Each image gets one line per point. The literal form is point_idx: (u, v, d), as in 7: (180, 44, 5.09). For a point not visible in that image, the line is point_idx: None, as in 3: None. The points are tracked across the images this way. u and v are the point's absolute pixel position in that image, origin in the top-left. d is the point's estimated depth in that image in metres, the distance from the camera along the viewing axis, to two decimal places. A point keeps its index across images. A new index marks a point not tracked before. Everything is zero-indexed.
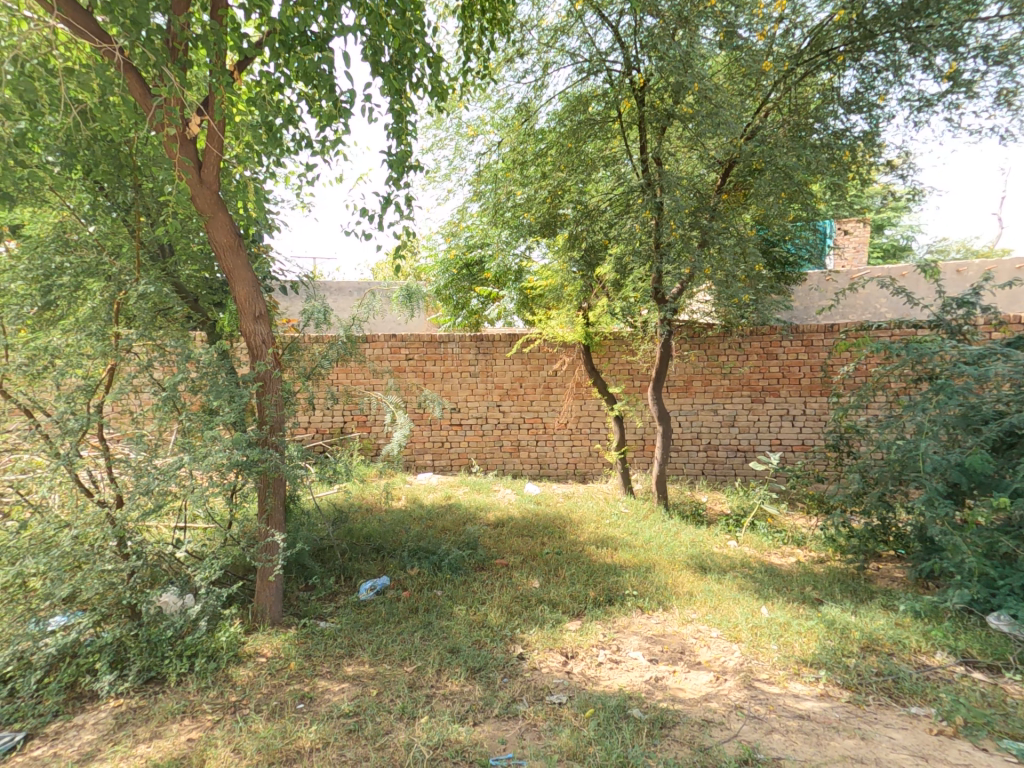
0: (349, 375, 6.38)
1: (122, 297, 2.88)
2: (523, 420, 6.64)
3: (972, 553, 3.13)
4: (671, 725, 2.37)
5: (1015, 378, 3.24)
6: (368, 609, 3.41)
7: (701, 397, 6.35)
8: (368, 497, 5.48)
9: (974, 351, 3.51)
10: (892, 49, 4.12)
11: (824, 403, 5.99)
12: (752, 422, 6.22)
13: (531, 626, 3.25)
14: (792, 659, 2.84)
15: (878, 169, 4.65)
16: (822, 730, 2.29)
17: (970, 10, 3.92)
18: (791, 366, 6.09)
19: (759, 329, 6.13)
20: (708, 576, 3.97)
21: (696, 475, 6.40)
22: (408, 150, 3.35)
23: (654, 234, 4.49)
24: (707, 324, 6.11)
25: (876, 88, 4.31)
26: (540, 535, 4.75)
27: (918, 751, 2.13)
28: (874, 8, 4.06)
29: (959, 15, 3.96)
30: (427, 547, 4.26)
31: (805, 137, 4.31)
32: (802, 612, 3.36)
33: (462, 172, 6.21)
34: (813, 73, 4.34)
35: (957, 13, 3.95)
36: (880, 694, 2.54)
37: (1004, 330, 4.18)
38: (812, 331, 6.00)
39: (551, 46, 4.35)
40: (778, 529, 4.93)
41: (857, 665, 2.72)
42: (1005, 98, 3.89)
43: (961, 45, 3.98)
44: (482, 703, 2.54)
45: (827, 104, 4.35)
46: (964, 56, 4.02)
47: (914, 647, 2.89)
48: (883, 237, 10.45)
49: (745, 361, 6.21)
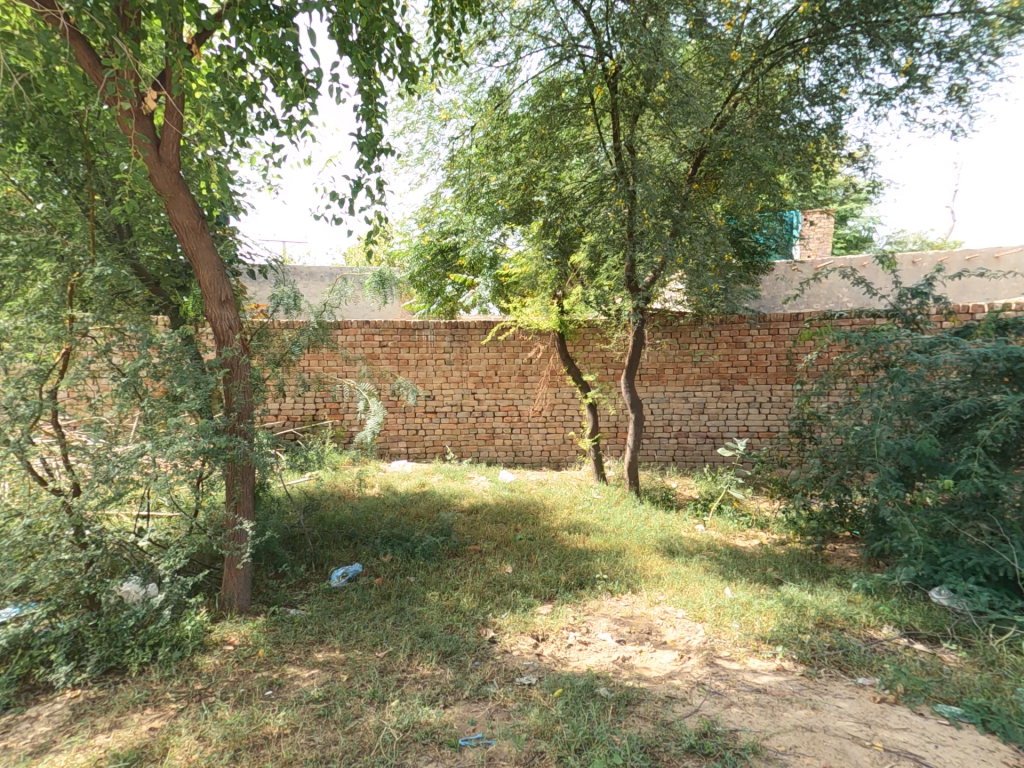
0: (321, 362, 6.30)
1: (76, 279, 2.77)
2: (497, 408, 6.66)
3: (920, 532, 3.30)
4: (635, 702, 2.44)
5: (963, 366, 3.38)
6: (340, 596, 3.40)
7: (672, 385, 6.45)
8: (340, 485, 5.44)
9: (927, 340, 3.65)
10: (853, 43, 4.21)
11: (789, 390, 6.16)
12: (720, 409, 6.36)
13: (503, 610, 3.29)
14: (752, 637, 2.95)
15: (840, 162, 4.76)
16: (776, 702, 2.39)
17: (926, 6, 4.01)
18: (758, 355, 6.23)
19: (728, 319, 6.24)
20: (675, 559, 4.07)
21: (667, 461, 6.52)
22: (378, 133, 3.28)
23: (628, 223, 4.52)
24: (678, 313, 6.20)
25: (838, 81, 4.39)
26: (514, 521, 4.80)
27: (862, 718, 2.25)
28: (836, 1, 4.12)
29: (915, 10, 4.04)
30: (400, 534, 4.26)
31: (772, 128, 4.36)
32: (763, 592, 3.48)
33: (435, 156, 6.12)
34: (779, 64, 4.38)
35: (914, 8, 4.03)
36: (831, 667, 2.66)
37: (955, 320, 4.34)
38: (778, 320, 6.14)
39: (523, 29, 4.30)
40: (744, 513, 5.08)
41: (812, 640, 2.85)
42: (958, 94, 4.01)
43: (918, 40, 4.08)
44: (453, 686, 2.58)
45: (792, 95, 4.41)
46: (920, 52, 4.12)
47: (864, 621, 3.03)
48: (848, 227, 10.70)
49: (715, 350, 6.33)
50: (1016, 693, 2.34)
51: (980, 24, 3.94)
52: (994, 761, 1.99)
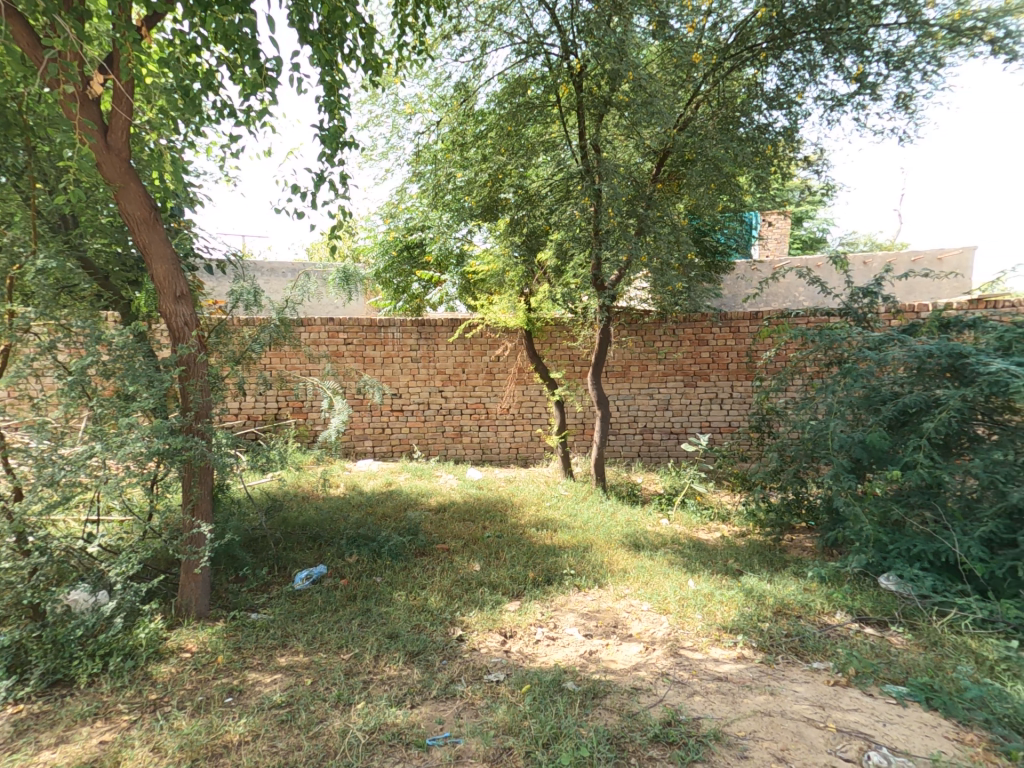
0: (283, 359, 6.15)
1: (17, 271, 2.62)
2: (465, 406, 6.63)
3: (870, 521, 3.46)
4: (602, 695, 2.47)
5: (909, 362, 3.55)
6: (304, 599, 3.33)
7: (638, 382, 6.55)
8: (303, 485, 5.32)
9: (876, 337, 3.82)
10: (808, 49, 4.35)
11: (749, 387, 6.36)
12: (684, 406, 6.50)
13: (472, 608, 3.28)
14: (714, 627, 3.03)
15: (796, 166, 4.93)
16: (737, 689, 2.46)
17: (875, 15, 4.17)
18: (720, 352, 6.40)
19: (692, 317, 6.39)
20: (641, 553, 4.14)
21: (632, 457, 6.61)
22: (341, 126, 3.22)
23: (594, 221, 4.56)
24: (643, 310, 6.30)
25: (794, 86, 4.53)
26: (483, 519, 4.79)
27: (817, 701, 2.33)
28: (792, 8, 4.25)
29: (865, 20, 4.20)
30: (366, 534, 4.19)
31: (733, 131, 4.47)
32: (725, 583, 3.58)
33: (400, 151, 6.04)
34: (739, 67, 4.50)
35: (864, 17, 4.19)
36: (788, 653, 2.75)
37: (902, 319, 4.55)
38: (739, 318, 6.33)
39: (488, 25, 4.29)
40: (707, 506, 5.21)
41: (770, 628, 2.94)
42: (904, 101, 4.19)
43: (867, 49, 4.24)
44: (421, 686, 2.56)
45: (751, 99, 4.53)
46: (869, 60, 4.30)
47: (818, 608, 3.15)
48: (803, 229, 11.10)
49: (679, 347, 6.45)
50: (955, 671, 2.47)
51: (924, 35, 4.12)
52: (934, 735, 2.10)
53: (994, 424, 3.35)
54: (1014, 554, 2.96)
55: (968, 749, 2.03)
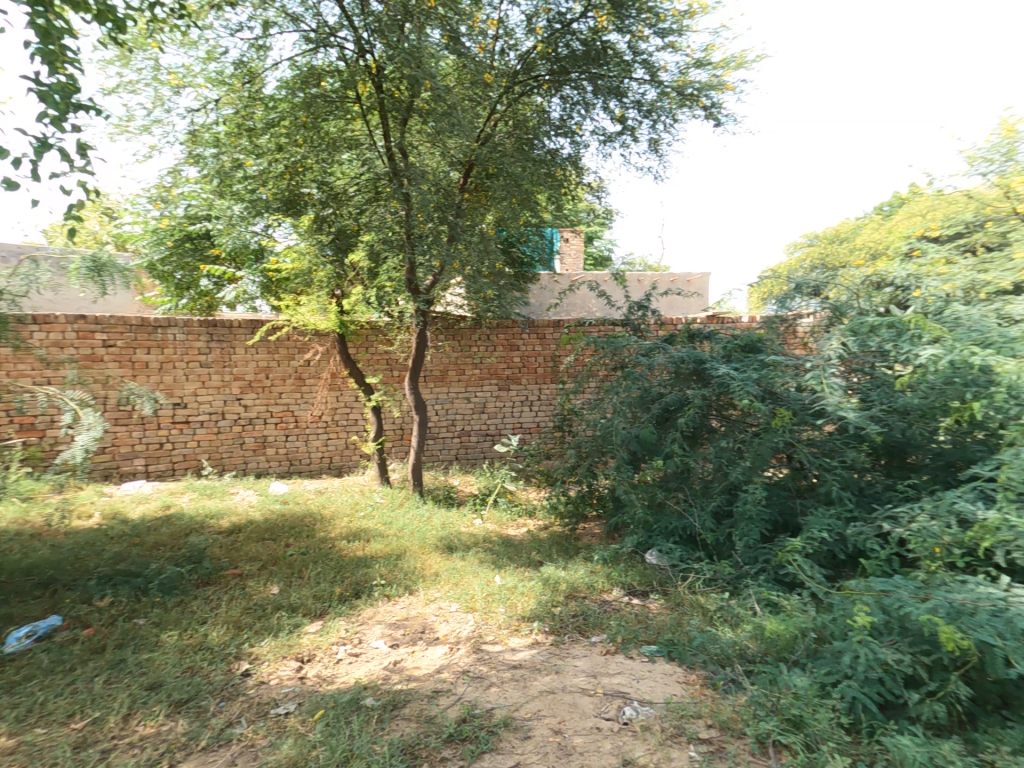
0: (8, 365, 4.94)
1: None
2: (270, 415, 6.04)
3: (642, 505, 3.98)
4: (401, 705, 2.42)
5: (669, 366, 4.20)
6: (24, 663, 2.67)
7: (455, 386, 6.64)
8: (36, 521, 4.27)
9: (647, 346, 4.44)
10: (582, 88, 4.86)
11: (555, 389, 6.91)
12: (498, 408, 6.79)
13: (263, 637, 2.97)
14: (514, 618, 3.18)
15: (585, 190, 5.47)
16: (528, 674, 2.61)
17: (626, 69, 4.85)
18: (530, 357, 6.83)
19: (504, 323, 6.70)
20: (453, 554, 4.20)
21: (450, 460, 6.69)
22: (71, 85, 2.67)
23: (405, 224, 4.50)
24: (459, 317, 6.41)
25: (573, 119, 5.01)
26: (284, 537, 4.39)
27: (592, 672, 2.59)
28: (564, 49, 4.76)
29: (620, 71, 4.85)
30: (129, 570, 3.53)
31: (528, 151, 4.80)
32: (526, 574, 3.79)
33: (167, 128, 5.25)
34: (528, 95, 4.87)
35: (619, 68, 4.84)
36: (573, 632, 3.01)
37: (667, 330, 5.37)
38: (545, 325, 6.83)
39: (268, 5, 3.96)
40: (517, 503, 5.48)
41: (561, 612, 3.19)
42: (655, 145, 4.93)
43: (624, 96, 4.91)
44: (186, 738, 2.23)
45: (541, 125, 4.91)
46: (627, 107, 4.97)
47: (600, 587, 3.52)
48: (594, 247, 12.54)
49: (492, 352, 6.72)
50: (691, 624, 2.95)
51: (663, 93, 4.90)
52: (675, 683, 2.47)
53: (722, 418, 4.08)
54: (729, 522, 3.67)
55: (693, 688, 2.43)
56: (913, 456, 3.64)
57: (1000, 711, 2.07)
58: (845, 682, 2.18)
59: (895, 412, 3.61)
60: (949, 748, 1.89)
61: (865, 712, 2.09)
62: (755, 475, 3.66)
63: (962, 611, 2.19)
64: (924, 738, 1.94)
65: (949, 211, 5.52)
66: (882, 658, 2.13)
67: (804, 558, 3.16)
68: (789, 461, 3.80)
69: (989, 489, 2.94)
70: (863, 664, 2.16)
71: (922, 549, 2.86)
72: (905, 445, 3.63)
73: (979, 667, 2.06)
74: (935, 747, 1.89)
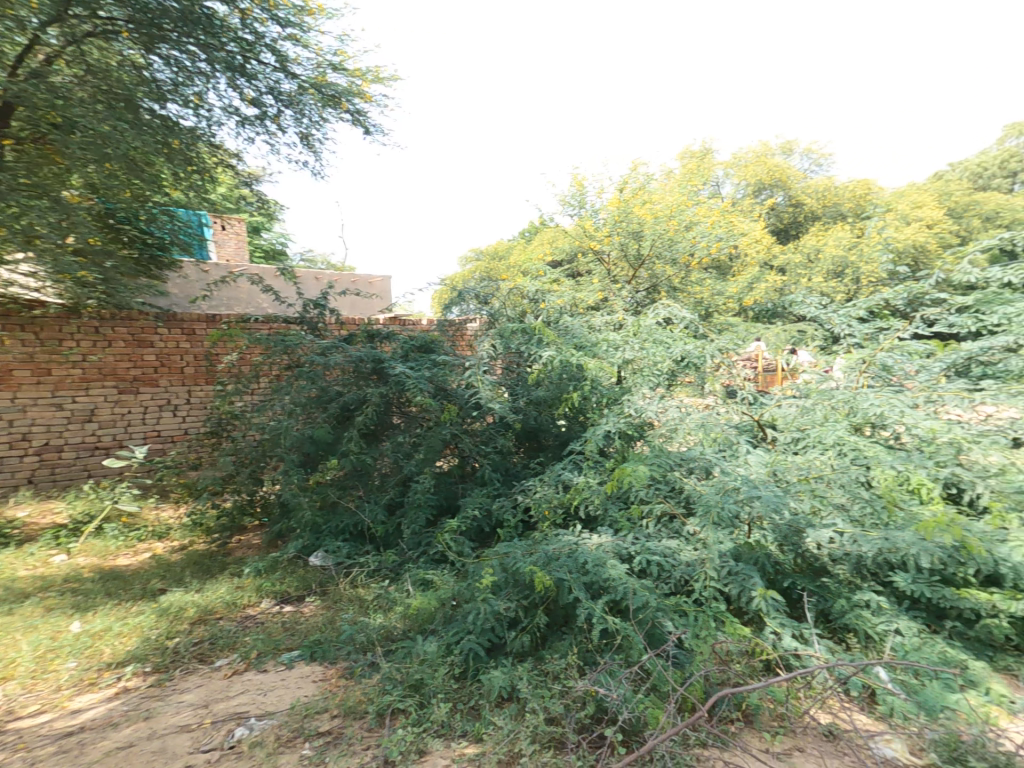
0: None
1: None
2: None
3: (310, 508, 3.85)
4: None
5: (348, 365, 4.17)
6: None
7: (37, 390, 5.09)
8: None
9: (324, 346, 4.32)
10: (192, 56, 4.55)
11: (208, 392, 6.08)
12: (116, 416, 5.52)
13: None
14: (91, 670, 2.59)
15: (227, 170, 5.57)
16: (95, 734, 2.14)
17: (245, 43, 4.72)
18: (170, 355, 5.84)
19: (126, 312, 5.53)
20: (4, 607, 3.16)
21: (15, 488, 5.00)
22: None
23: None
24: (35, 301, 4.98)
25: (193, 86, 4.67)
26: None
27: (201, 703, 2.32)
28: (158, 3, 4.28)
29: (237, 45, 4.70)
30: None
31: (124, 111, 4.36)
32: (132, 610, 3.14)
33: None
34: (103, 38, 4.37)
35: (236, 42, 4.68)
36: (190, 662, 2.66)
37: (346, 330, 5.30)
38: (193, 320, 5.93)
39: None
40: (135, 526, 4.53)
41: (179, 642, 2.79)
42: (306, 142, 4.93)
43: (244, 75, 4.81)
44: None
45: (143, 85, 4.47)
46: (252, 85, 4.91)
47: (244, 603, 3.21)
48: (263, 239, 11.62)
49: (107, 347, 5.45)
50: (341, 618, 2.95)
51: (300, 87, 4.91)
52: (308, 685, 2.43)
53: (403, 414, 4.26)
54: (398, 514, 3.87)
55: (327, 684, 2.43)
56: (540, 438, 4.54)
57: (561, 628, 2.60)
58: (466, 635, 2.50)
59: (531, 402, 4.47)
60: (525, 667, 2.32)
61: (475, 659, 2.42)
62: (426, 465, 3.94)
63: (552, 557, 2.76)
64: (511, 666, 2.35)
65: (559, 247, 7.47)
66: (494, 610, 2.48)
67: (459, 536, 3.51)
68: (455, 453, 4.19)
69: (580, 458, 4.01)
70: (480, 618, 2.48)
71: (539, 512, 3.70)
72: (537, 430, 4.53)
73: (555, 597, 2.59)
74: (514, 671, 2.29)
